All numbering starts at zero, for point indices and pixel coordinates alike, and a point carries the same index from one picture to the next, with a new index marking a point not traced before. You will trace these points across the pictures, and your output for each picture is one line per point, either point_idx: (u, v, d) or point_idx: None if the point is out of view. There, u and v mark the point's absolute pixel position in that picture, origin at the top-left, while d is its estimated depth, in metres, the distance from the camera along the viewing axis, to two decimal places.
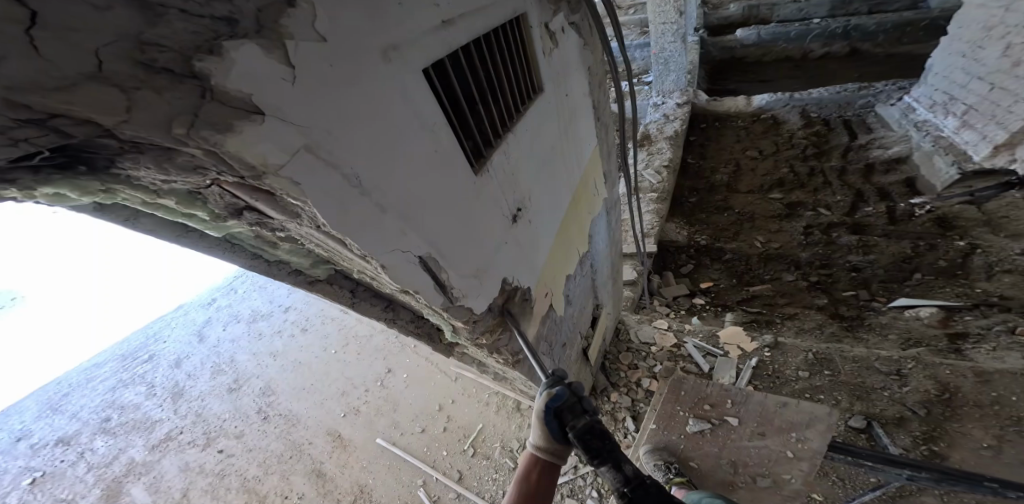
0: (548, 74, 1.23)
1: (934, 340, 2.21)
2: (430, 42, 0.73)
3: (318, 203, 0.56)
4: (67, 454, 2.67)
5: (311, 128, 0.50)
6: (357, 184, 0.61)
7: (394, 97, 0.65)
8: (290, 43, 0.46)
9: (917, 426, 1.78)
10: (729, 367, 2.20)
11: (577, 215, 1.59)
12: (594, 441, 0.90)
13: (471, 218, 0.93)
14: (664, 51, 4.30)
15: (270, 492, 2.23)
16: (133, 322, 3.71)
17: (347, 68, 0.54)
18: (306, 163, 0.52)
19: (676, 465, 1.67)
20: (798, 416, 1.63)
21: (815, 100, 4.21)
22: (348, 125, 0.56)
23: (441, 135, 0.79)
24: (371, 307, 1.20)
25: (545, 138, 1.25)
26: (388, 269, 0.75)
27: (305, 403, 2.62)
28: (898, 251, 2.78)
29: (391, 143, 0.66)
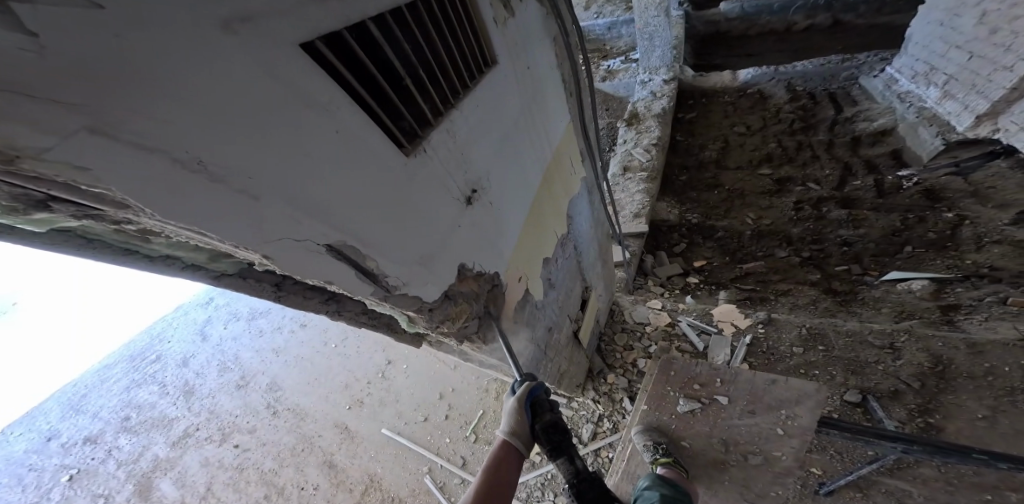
0: (499, 45, 1.07)
1: (926, 312, 2.14)
2: (318, 12, 0.56)
3: (144, 198, 0.44)
4: (96, 452, 2.79)
5: (94, 105, 0.34)
6: (201, 169, 0.46)
7: (262, 74, 0.49)
8: (25, 5, 0.27)
9: (911, 399, 1.78)
10: (723, 345, 2.19)
11: (550, 196, 1.50)
12: (556, 434, 1.16)
13: (399, 204, 0.83)
14: (648, 26, 4.04)
15: (287, 484, 2.32)
16: (133, 326, 3.70)
17: (160, 26, 0.36)
18: (100, 147, 0.36)
19: (664, 446, 1.63)
20: (786, 393, 1.66)
21: (800, 73, 4.02)
22: (184, 106, 0.41)
23: (342, 113, 0.64)
24: (306, 301, 0.95)
25: (500, 114, 1.11)
26: (284, 262, 0.69)
27: (311, 397, 2.70)
28: (887, 226, 2.67)
29: (267, 131, 0.53)
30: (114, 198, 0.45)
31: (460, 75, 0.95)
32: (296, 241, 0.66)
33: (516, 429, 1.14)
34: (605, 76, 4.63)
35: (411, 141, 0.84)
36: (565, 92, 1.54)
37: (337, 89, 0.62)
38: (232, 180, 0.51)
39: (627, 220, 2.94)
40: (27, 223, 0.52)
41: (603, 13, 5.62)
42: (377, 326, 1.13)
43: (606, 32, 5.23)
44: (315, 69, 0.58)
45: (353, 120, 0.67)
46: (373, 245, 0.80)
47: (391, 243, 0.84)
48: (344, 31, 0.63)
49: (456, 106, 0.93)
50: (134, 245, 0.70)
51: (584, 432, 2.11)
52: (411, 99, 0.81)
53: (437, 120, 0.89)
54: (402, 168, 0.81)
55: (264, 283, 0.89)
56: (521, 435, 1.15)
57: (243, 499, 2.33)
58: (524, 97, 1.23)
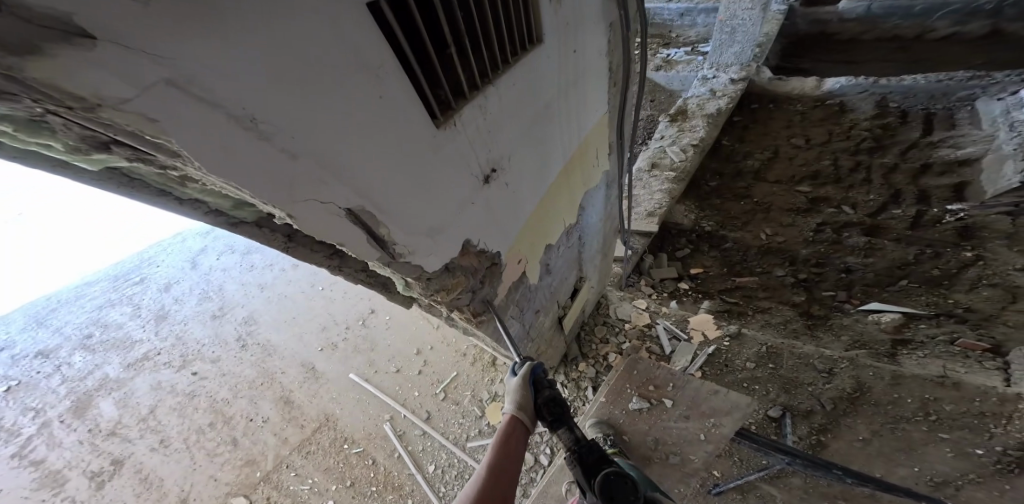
0: (558, 19, 0.96)
1: (877, 344, 2.22)
2: None
3: (200, 153, 0.38)
4: (44, 366, 2.61)
5: (177, 55, 0.32)
6: (250, 122, 0.41)
7: (315, 24, 0.43)
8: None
9: (818, 419, 1.97)
10: (688, 351, 2.32)
11: (568, 186, 1.43)
12: (556, 409, 1.07)
13: (430, 178, 0.75)
14: (734, 19, 3.50)
15: (237, 414, 2.29)
16: (116, 241, 3.40)
17: None
18: (168, 99, 0.33)
19: (612, 438, 1.80)
20: (722, 404, 1.78)
21: (903, 89, 3.37)
22: (241, 58, 0.37)
23: (387, 82, 0.56)
24: (312, 251, 0.82)
25: (541, 95, 1.02)
26: (308, 227, 0.59)
27: (283, 335, 2.62)
28: (899, 257, 2.55)
29: (304, 85, 0.45)
30: (172, 150, 0.39)
31: (512, 45, 0.85)
32: (323, 204, 0.58)
33: (522, 403, 1.07)
34: (661, 65, 4.22)
35: (445, 112, 0.75)
36: (612, 81, 1.43)
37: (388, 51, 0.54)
38: (277, 137, 0.45)
39: (638, 218, 2.83)
40: (78, 159, 0.46)
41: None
42: (371, 283, 1.03)
43: (677, 19, 4.74)
44: (369, 24, 0.50)
45: (401, 85, 0.59)
46: (394, 218, 0.72)
47: (411, 216, 0.76)
48: None
49: (502, 79, 0.83)
50: (172, 188, 0.60)
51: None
52: (455, 72, 0.71)
53: (472, 95, 0.78)
54: (433, 142, 0.72)
55: (276, 232, 0.75)
56: (526, 411, 1.08)
57: (186, 425, 2.28)
58: (564, 80, 1.11)
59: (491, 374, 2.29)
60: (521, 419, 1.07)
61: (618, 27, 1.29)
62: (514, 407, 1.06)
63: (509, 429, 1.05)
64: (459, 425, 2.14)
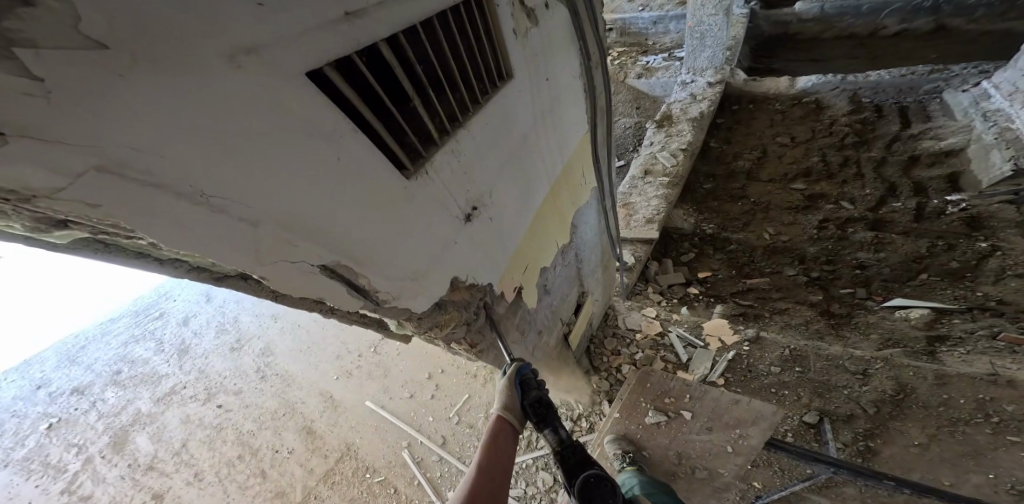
0: (520, 58, 1.00)
1: (912, 341, 2.09)
2: (335, 39, 0.50)
3: (142, 224, 0.42)
4: (80, 403, 2.77)
5: (106, 145, 0.33)
6: (200, 201, 0.44)
7: (263, 109, 0.44)
8: (28, 52, 0.26)
9: (862, 424, 1.85)
10: (705, 357, 2.26)
11: (555, 208, 1.45)
12: (541, 409, 1.09)
13: (405, 224, 0.78)
14: (701, 25, 3.74)
15: (261, 446, 2.37)
16: (134, 280, 3.66)
17: (168, 82, 0.33)
18: (106, 183, 0.36)
19: (632, 455, 1.71)
20: (744, 414, 1.72)
21: (870, 85, 3.51)
22: (180, 148, 0.38)
23: (352, 143, 0.59)
24: (302, 300, 0.81)
25: (513, 128, 1.05)
26: (278, 283, 0.64)
27: (300, 364, 2.73)
28: (911, 250, 2.48)
29: (259, 162, 0.47)
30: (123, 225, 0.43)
31: (476, 89, 0.89)
32: (290, 263, 0.62)
33: (508, 404, 1.08)
34: (642, 72, 4.34)
35: (416, 161, 0.77)
36: (588, 101, 1.47)
37: (349, 119, 0.57)
38: (229, 208, 0.48)
39: (640, 224, 2.84)
40: (41, 236, 0.48)
41: (652, 5, 5.00)
42: (368, 323, 1.00)
43: (650, 26, 4.84)
44: (326, 100, 0.52)
45: (364, 146, 0.61)
46: (371, 265, 0.74)
47: (389, 260, 0.78)
48: (357, 55, 0.56)
49: (469, 122, 0.87)
50: (148, 251, 0.62)
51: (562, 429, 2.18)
52: (422, 121, 0.75)
53: (443, 140, 0.81)
54: (402, 191, 0.73)
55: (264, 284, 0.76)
56: (513, 412, 1.09)
57: (216, 457, 2.37)
58: (537, 111, 1.15)
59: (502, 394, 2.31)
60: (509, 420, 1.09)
61: (588, 50, 1.33)
62: (500, 407, 1.08)
63: (498, 430, 1.07)
64: (474, 448, 2.15)
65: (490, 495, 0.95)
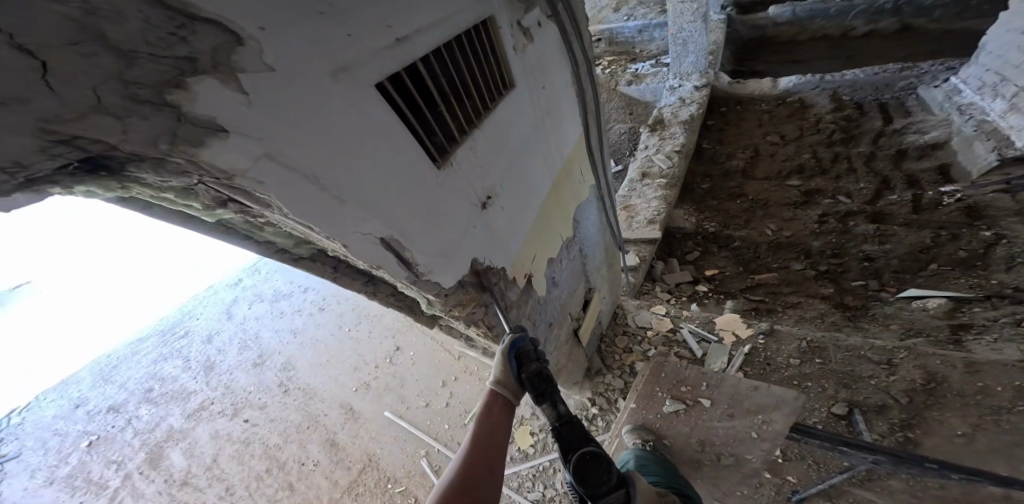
0: (520, 71, 1.18)
1: (935, 331, 2.15)
2: (386, 60, 0.67)
3: (284, 198, 0.54)
4: (116, 420, 2.86)
5: (270, 135, 0.47)
6: (316, 181, 0.57)
7: (347, 111, 0.59)
8: (243, 76, 0.42)
9: (896, 414, 1.82)
10: (722, 353, 2.27)
11: (558, 202, 1.60)
12: (540, 383, 1.12)
13: (438, 208, 0.92)
14: (681, 32, 3.85)
15: (289, 459, 2.45)
16: (159, 301, 3.78)
17: (298, 93, 0.50)
18: (270, 168, 0.49)
19: (653, 443, 1.78)
20: (766, 399, 1.77)
21: (848, 83, 3.73)
22: (310, 138, 0.53)
23: (400, 137, 0.74)
24: (353, 282, 0.93)
25: (518, 129, 1.22)
26: (355, 254, 0.75)
27: (324, 377, 2.84)
28: (916, 241, 2.59)
29: (347, 150, 0.61)
30: (268, 202, 0.55)
31: (486, 97, 1.06)
32: (365, 233, 0.73)
33: (504, 377, 1.12)
34: (632, 80, 4.53)
35: (442, 155, 0.93)
36: (580, 108, 1.65)
37: (398, 120, 0.73)
38: (332, 188, 0.61)
39: (641, 225, 2.97)
40: (205, 215, 0.59)
41: (635, 14, 5.42)
42: (401, 307, 1.13)
43: (636, 35, 5.14)
44: (384, 105, 0.68)
45: (408, 140, 0.77)
46: (415, 241, 0.87)
47: (427, 239, 0.91)
48: (401, 71, 0.73)
49: (481, 124, 1.04)
50: (255, 232, 0.72)
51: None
52: (445, 122, 0.91)
53: (461, 138, 0.97)
54: (435, 179, 0.89)
55: (327, 263, 0.87)
56: (508, 385, 1.13)
57: (247, 471, 2.46)
58: (538, 117, 1.33)
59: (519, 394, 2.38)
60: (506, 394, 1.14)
61: (577, 63, 1.52)
62: (497, 381, 1.12)
63: (495, 404, 1.11)
64: None
65: (485, 463, 0.99)
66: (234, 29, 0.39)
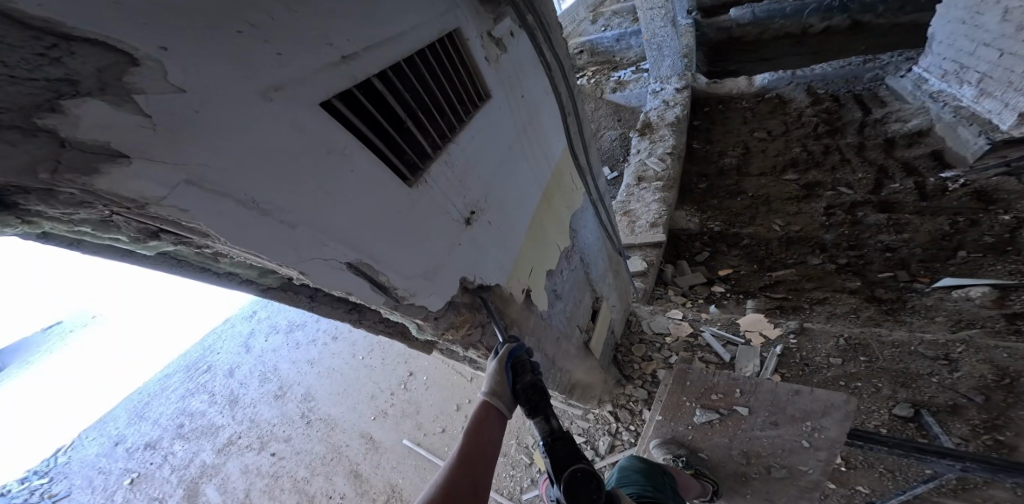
0: (495, 80, 1.16)
1: (989, 321, 1.91)
2: (331, 76, 0.65)
3: (215, 224, 0.53)
4: (154, 457, 2.95)
5: (190, 160, 0.46)
6: (253, 206, 0.56)
7: (286, 129, 0.58)
8: (140, 97, 0.40)
9: (975, 414, 1.57)
10: (752, 355, 2.06)
11: (551, 212, 1.54)
12: (534, 395, 1.03)
13: (414, 226, 0.88)
14: (656, 36, 3.88)
15: (318, 492, 2.43)
16: (185, 339, 4.02)
17: (221, 113, 0.48)
18: (191, 195, 0.48)
19: (685, 458, 1.63)
20: (812, 404, 1.57)
21: (818, 77, 3.67)
22: (239, 160, 0.52)
23: (358, 158, 0.72)
24: (332, 310, 0.90)
25: (499, 139, 1.19)
26: (316, 280, 0.72)
27: (342, 407, 2.83)
28: (933, 230, 2.40)
29: (290, 171, 0.60)
30: (202, 231, 0.54)
31: (459, 109, 1.03)
32: (324, 259, 0.71)
33: (496, 389, 1.03)
34: (615, 87, 4.52)
35: (414, 173, 0.89)
36: (564, 115, 1.62)
37: (355, 138, 0.71)
38: (273, 211, 0.59)
39: (644, 229, 2.84)
40: (141, 247, 0.59)
41: (611, 25, 5.54)
42: (392, 333, 1.08)
43: (615, 44, 5.10)
44: (334, 123, 0.67)
45: (369, 158, 0.75)
46: (389, 263, 0.83)
47: (404, 260, 0.87)
48: (353, 88, 0.72)
49: (456, 137, 1.01)
50: (210, 265, 0.72)
51: (601, 445, 2.01)
52: (414, 138, 0.89)
53: (435, 153, 0.95)
54: (407, 197, 0.85)
55: (300, 293, 0.85)
56: (501, 397, 1.04)
57: None
58: (520, 125, 1.30)
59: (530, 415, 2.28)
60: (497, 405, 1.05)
61: (556, 69, 1.50)
62: (489, 393, 1.03)
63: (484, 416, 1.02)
64: (511, 478, 2.10)
65: (466, 485, 0.92)
66: (125, 49, 0.38)
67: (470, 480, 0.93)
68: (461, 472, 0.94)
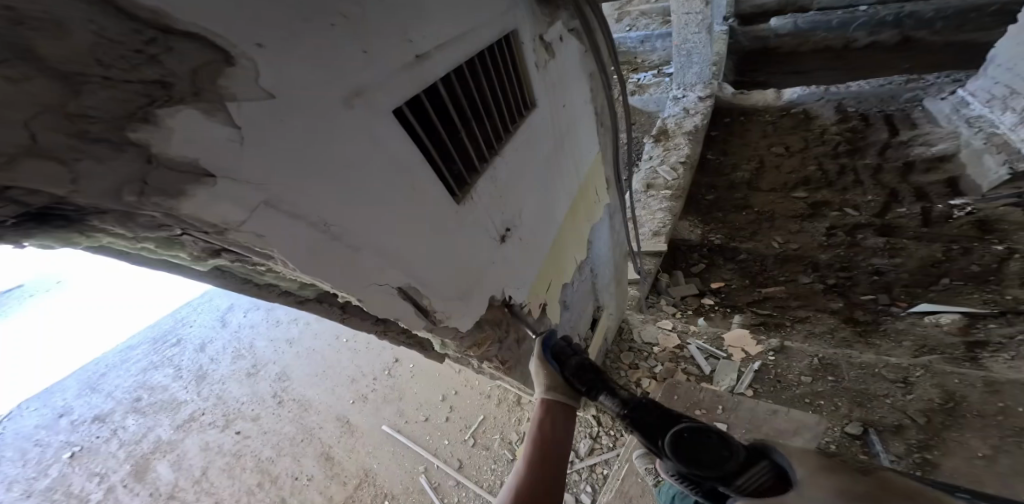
0: (542, 89, 1.11)
1: (950, 348, 2.12)
2: (404, 80, 0.59)
3: (288, 251, 0.48)
4: (101, 430, 2.77)
5: (272, 180, 0.41)
6: (325, 229, 0.51)
7: (363, 142, 0.52)
8: (233, 104, 0.35)
9: (914, 434, 1.73)
10: (731, 369, 2.16)
11: (573, 226, 1.52)
12: (587, 375, 1.05)
13: (459, 245, 0.84)
14: (687, 43, 3.91)
15: (281, 473, 2.36)
16: (151, 309, 3.77)
17: (304, 123, 0.43)
18: (269, 218, 0.43)
19: (664, 469, 1.64)
20: (785, 423, 1.68)
21: (854, 94, 3.81)
22: (317, 179, 0.47)
23: (421, 173, 0.67)
24: (363, 322, 0.84)
25: (538, 152, 1.15)
26: (370, 307, 0.67)
27: (317, 389, 2.75)
28: (926, 256, 2.56)
29: (362, 189, 0.54)
30: (267, 255, 0.49)
31: (507, 119, 0.98)
32: (379, 285, 0.66)
33: (548, 379, 1.08)
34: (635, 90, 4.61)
35: (462, 188, 0.85)
36: (598, 124, 1.58)
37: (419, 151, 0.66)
38: (344, 236, 0.54)
39: (647, 238, 2.91)
40: (196, 263, 0.54)
41: (637, 26, 5.54)
42: (412, 344, 1.04)
43: (639, 46, 5.12)
44: (403, 134, 0.61)
45: (429, 173, 0.69)
46: (433, 285, 0.79)
47: (446, 281, 0.83)
48: (422, 94, 0.66)
49: (503, 149, 0.96)
50: (254, 276, 0.67)
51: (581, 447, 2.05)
52: (467, 149, 0.83)
53: (483, 166, 0.90)
54: (455, 214, 0.80)
55: (335, 306, 0.79)
56: (559, 385, 1.08)
57: (236, 486, 2.35)
58: (557, 136, 1.26)
59: (518, 413, 2.31)
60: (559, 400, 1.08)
61: (596, 77, 1.45)
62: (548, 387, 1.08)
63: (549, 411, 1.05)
64: (492, 472, 2.12)
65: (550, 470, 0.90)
66: (222, 44, 0.33)
67: (553, 466, 0.92)
68: (542, 460, 0.92)
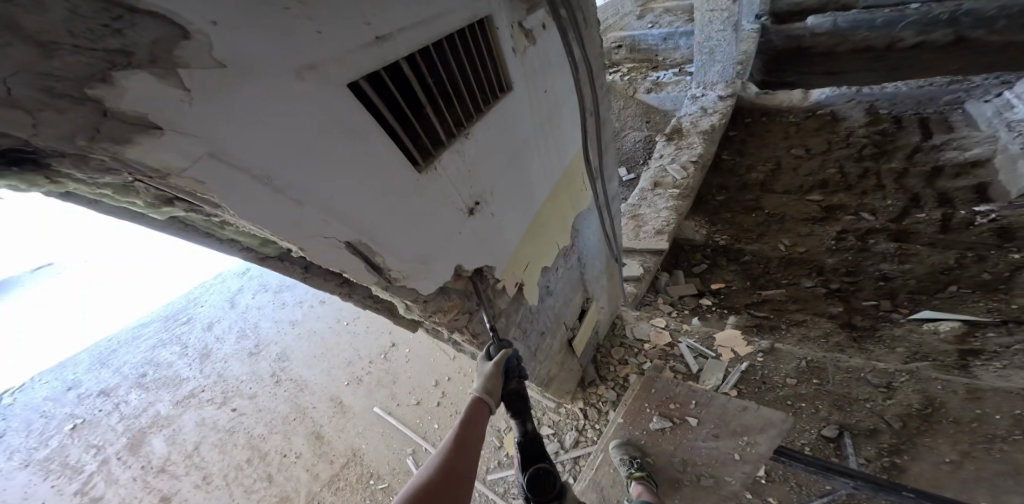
0: (519, 72, 1.14)
1: (942, 355, 2.12)
2: (362, 58, 0.63)
3: (228, 199, 0.51)
4: (105, 405, 2.87)
5: (217, 135, 0.45)
6: (267, 182, 0.55)
7: (312, 107, 0.56)
8: (185, 72, 0.39)
9: (886, 438, 1.78)
10: (718, 369, 2.23)
11: (554, 211, 1.56)
12: (518, 401, 1.22)
13: (419, 212, 0.88)
14: (709, 40, 3.97)
15: (270, 450, 2.44)
16: (163, 290, 3.90)
17: (252, 89, 0.46)
18: (212, 169, 0.47)
19: (638, 461, 1.70)
20: (753, 420, 1.70)
21: (888, 96, 3.68)
22: (262, 136, 0.50)
23: (377, 141, 0.71)
24: (326, 281, 0.90)
25: (513, 133, 1.18)
26: (313, 256, 0.72)
27: (316, 369, 2.83)
28: (937, 262, 2.57)
29: (309, 148, 0.58)
30: (210, 202, 0.53)
31: (480, 98, 1.02)
32: (325, 238, 0.70)
33: (490, 389, 1.13)
34: (651, 88, 4.63)
35: (426, 159, 0.88)
36: (586, 113, 1.59)
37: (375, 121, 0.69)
38: (288, 189, 0.58)
39: (649, 235, 2.95)
40: (154, 212, 0.60)
41: (660, 22, 5.45)
42: (379, 310, 1.10)
43: (660, 43, 5.09)
44: (358, 105, 0.64)
45: (388, 143, 0.73)
46: (388, 246, 0.83)
47: (403, 244, 0.87)
48: (381, 69, 0.69)
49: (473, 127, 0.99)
50: (215, 230, 0.71)
51: (567, 439, 2.13)
52: (431, 123, 0.87)
53: (450, 141, 0.93)
54: (415, 184, 0.84)
55: (296, 264, 0.84)
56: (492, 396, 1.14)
57: (226, 462, 2.44)
58: (536, 119, 1.29)
59: None
60: (487, 402, 1.13)
61: (584, 66, 1.47)
62: (482, 391, 1.11)
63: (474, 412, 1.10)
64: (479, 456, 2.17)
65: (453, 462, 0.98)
66: (180, 22, 0.37)
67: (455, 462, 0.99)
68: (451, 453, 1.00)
